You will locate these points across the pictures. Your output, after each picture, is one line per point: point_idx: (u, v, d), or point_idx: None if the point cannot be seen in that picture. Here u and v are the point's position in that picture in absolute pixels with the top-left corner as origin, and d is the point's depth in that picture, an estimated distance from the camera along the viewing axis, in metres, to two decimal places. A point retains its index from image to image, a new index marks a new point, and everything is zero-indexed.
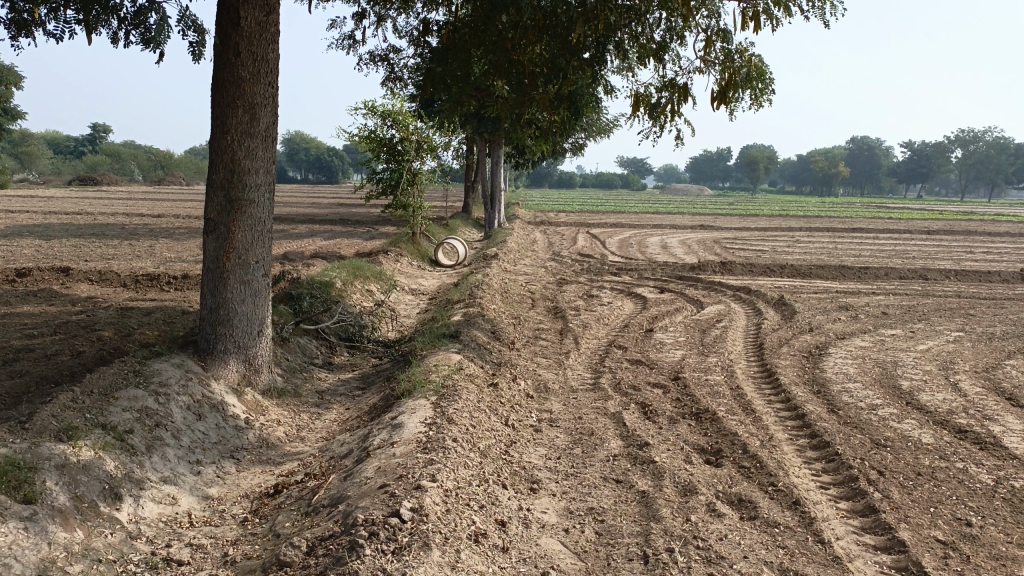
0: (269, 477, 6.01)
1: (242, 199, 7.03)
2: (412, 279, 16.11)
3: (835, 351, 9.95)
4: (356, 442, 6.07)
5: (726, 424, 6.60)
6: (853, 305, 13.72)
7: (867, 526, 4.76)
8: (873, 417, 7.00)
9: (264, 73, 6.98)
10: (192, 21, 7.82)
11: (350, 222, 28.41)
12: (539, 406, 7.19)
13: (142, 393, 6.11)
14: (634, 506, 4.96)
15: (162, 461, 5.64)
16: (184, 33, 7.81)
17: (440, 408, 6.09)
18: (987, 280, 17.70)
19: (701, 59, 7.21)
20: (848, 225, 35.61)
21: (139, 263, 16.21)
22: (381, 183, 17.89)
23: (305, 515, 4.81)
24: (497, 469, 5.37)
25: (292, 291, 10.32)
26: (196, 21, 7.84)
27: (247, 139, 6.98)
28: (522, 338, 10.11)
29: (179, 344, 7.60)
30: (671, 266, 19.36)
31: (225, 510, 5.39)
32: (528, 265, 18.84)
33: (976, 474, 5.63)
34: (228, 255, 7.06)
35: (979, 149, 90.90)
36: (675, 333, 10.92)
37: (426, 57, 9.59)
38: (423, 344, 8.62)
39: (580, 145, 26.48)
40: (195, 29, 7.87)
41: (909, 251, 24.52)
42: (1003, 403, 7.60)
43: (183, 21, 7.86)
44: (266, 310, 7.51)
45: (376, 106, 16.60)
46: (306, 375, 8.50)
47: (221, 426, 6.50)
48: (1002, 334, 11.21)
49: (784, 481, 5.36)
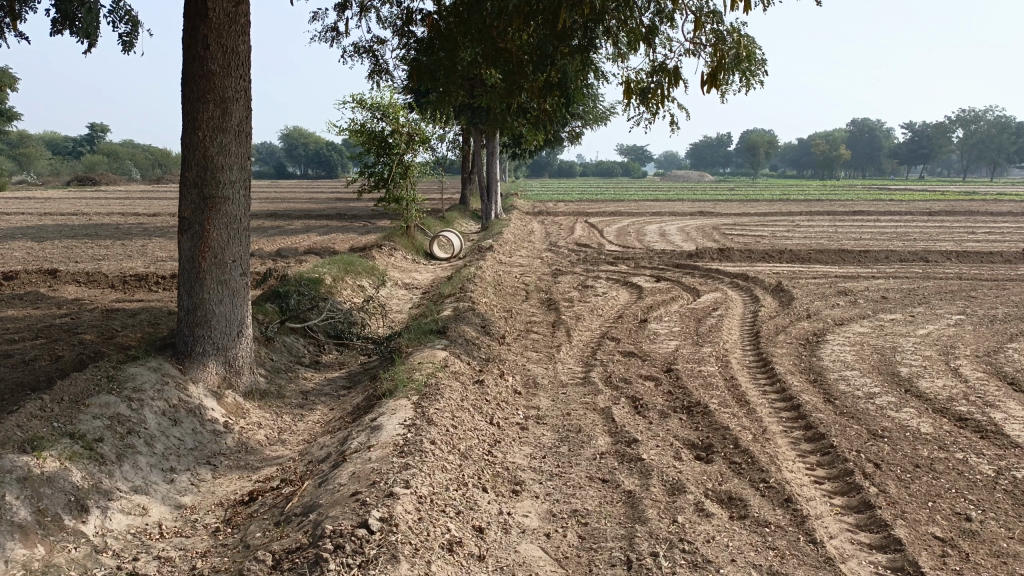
0: (245, 483, 5.82)
1: (216, 196, 6.82)
2: (405, 273, 15.89)
3: (833, 338, 9.73)
4: (335, 445, 5.89)
5: (719, 418, 6.40)
6: (852, 290, 13.46)
7: (862, 524, 4.57)
8: (871, 406, 6.79)
9: (235, 65, 6.76)
10: (126, 13, 7.78)
11: (346, 217, 28.13)
12: (526, 402, 7.00)
13: (114, 400, 5.92)
14: (619, 507, 4.76)
15: (132, 470, 5.46)
16: (117, 25, 7.77)
17: (420, 408, 5.90)
18: (988, 261, 17.43)
19: (691, 42, 6.92)
20: (849, 208, 35.32)
21: (129, 263, 15.97)
22: (373, 176, 17.63)
23: (276, 526, 4.63)
24: (477, 471, 5.17)
25: (279, 289, 10.04)
26: (129, 12, 7.81)
27: (220, 134, 6.76)
28: (513, 332, 9.89)
29: (157, 347, 7.39)
30: (669, 254, 19.13)
31: (197, 520, 5.21)
32: (524, 257, 18.59)
33: (977, 465, 5.42)
34: (203, 254, 6.85)
35: (981, 129, 90.17)
36: (670, 323, 10.71)
37: (411, 48, 9.36)
38: (409, 341, 8.43)
39: (577, 133, 26.12)
40: (128, 20, 7.82)
41: (909, 233, 24.23)
42: (1005, 388, 7.39)
43: (116, 12, 7.79)
44: (245, 311, 7.29)
45: (365, 98, 16.35)
46: (290, 375, 8.31)
47: (198, 431, 6.32)
48: (1004, 316, 11.00)
49: (776, 477, 5.15)
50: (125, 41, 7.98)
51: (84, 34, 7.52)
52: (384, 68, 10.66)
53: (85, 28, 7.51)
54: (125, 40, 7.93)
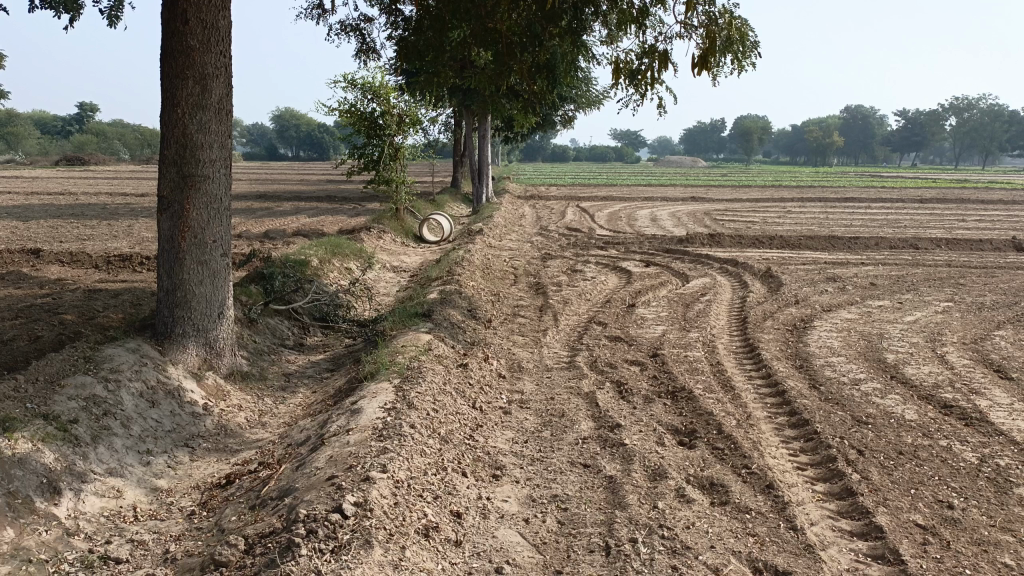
0: (224, 467, 5.75)
1: (195, 175, 6.69)
2: (394, 256, 15.80)
3: (821, 324, 9.70)
4: (315, 429, 5.82)
5: (703, 403, 6.35)
6: (841, 277, 13.44)
7: (843, 511, 4.53)
8: (856, 393, 6.76)
9: (216, 41, 6.61)
10: None
11: (336, 199, 27.91)
12: (510, 386, 6.94)
13: (91, 380, 5.83)
14: (600, 493, 4.71)
15: (108, 452, 5.37)
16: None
17: (402, 392, 5.82)
18: (978, 249, 17.44)
19: (681, 23, 6.78)
20: (840, 195, 35.36)
21: (114, 243, 15.79)
22: (362, 158, 17.42)
23: (252, 509, 4.57)
24: (458, 456, 5.11)
25: (264, 271, 9.84)
26: None
27: (200, 112, 6.63)
28: (500, 315, 9.82)
29: (137, 328, 7.28)
30: (659, 239, 19.07)
31: (173, 503, 5.14)
32: (514, 241, 18.49)
33: (961, 452, 5.39)
34: (183, 234, 6.73)
35: (973, 116, 90.29)
36: (658, 308, 10.66)
37: (399, 27, 9.17)
38: (394, 324, 8.35)
39: (570, 118, 25.93)
40: None
41: (900, 220, 24.22)
42: (991, 375, 7.38)
43: None
44: (226, 292, 7.18)
45: (355, 79, 16.15)
46: (273, 358, 8.21)
47: (177, 413, 6.23)
48: (992, 303, 10.99)
49: (758, 463, 5.11)
50: (111, 16, 7.84)
51: (63, 8, 7.55)
52: (371, 47, 10.45)
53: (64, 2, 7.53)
54: (108, 13, 7.78)
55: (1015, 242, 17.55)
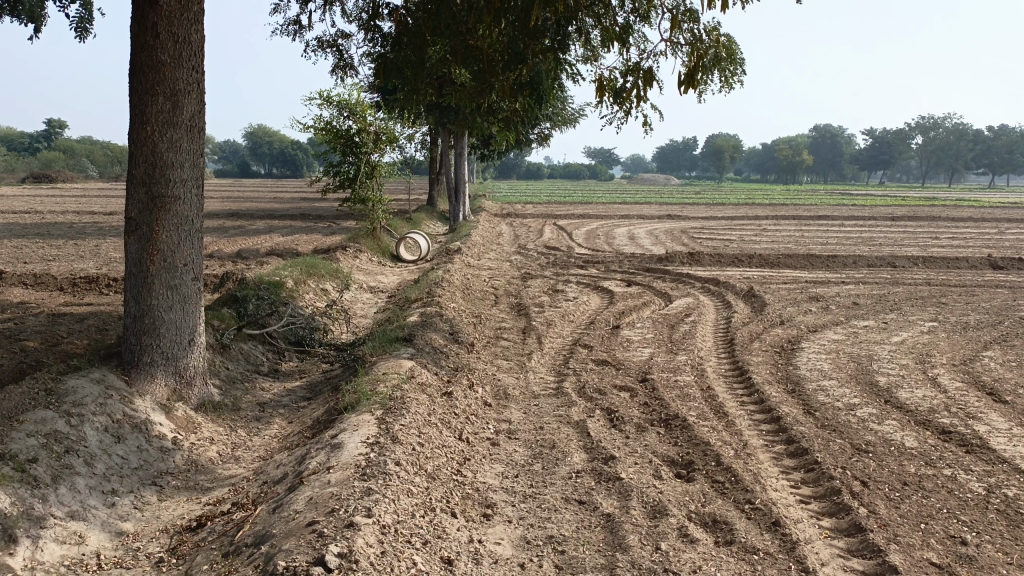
0: (194, 507, 5.40)
1: (165, 196, 6.37)
2: (371, 276, 15.48)
3: (808, 345, 9.55)
4: (292, 464, 5.50)
5: (698, 432, 6.12)
6: (823, 296, 13.38)
7: (853, 549, 4.32)
8: (852, 419, 6.58)
9: (188, 56, 6.33)
10: None
11: (310, 218, 27.47)
12: (497, 415, 6.67)
13: (51, 415, 5.45)
14: (599, 533, 4.45)
15: (70, 493, 5.00)
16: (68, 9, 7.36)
17: (385, 424, 5.52)
18: (954, 266, 17.52)
19: (667, 41, 6.60)
20: (813, 212, 35.63)
21: (81, 264, 15.26)
22: (338, 176, 17.10)
23: (225, 557, 4.24)
24: (446, 494, 4.82)
25: (237, 293, 9.47)
26: None
27: (170, 129, 6.32)
28: (482, 338, 9.55)
29: (102, 356, 6.90)
30: (639, 258, 18.94)
31: (140, 548, 4.79)
32: (492, 260, 18.25)
33: (966, 482, 5.21)
34: (152, 258, 6.39)
35: (939, 135, 92.13)
36: (643, 329, 10.46)
37: (378, 43, 8.89)
38: (373, 349, 8.03)
39: (546, 135, 25.84)
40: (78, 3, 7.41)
41: (875, 238, 24.37)
42: (985, 399, 7.24)
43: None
44: (197, 318, 6.84)
45: (331, 96, 15.89)
46: (247, 386, 7.86)
47: (144, 449, 5.87)
48: (976, 323, 10.95)
49: (761, 498, 4.88)
50: (81, 27, 7.56)
51: (27, 16, 7.55)
52: (349, 63, 10.19)
53: (27, 10, 7.54)
54: (78, 25, 7.50)
55: (990, 260, 17.67)
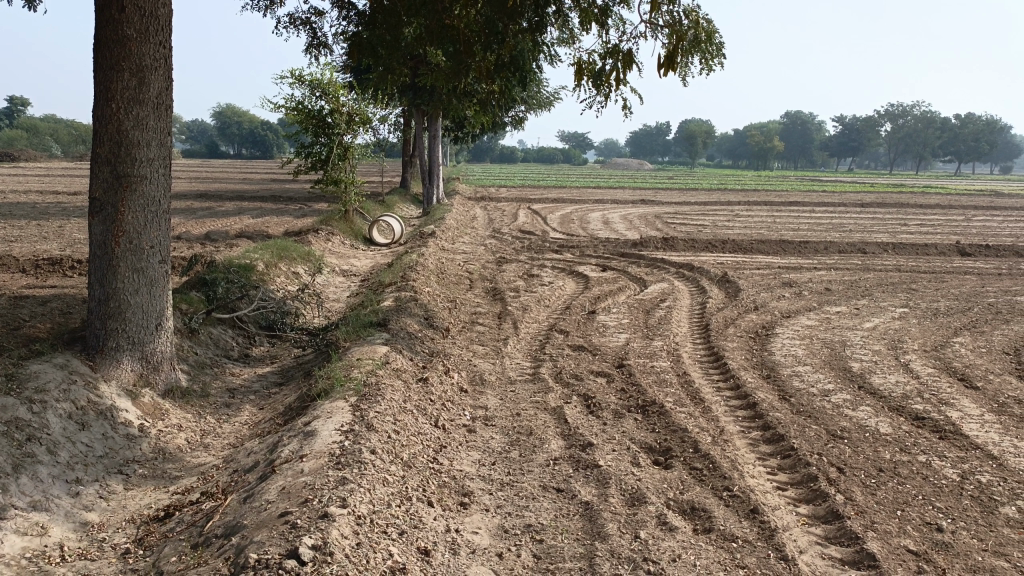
0: (162, 496, 5.25)
1: (131, 175, 6.16)
2: (343, 259, 15.27)
3: (783, 331, 9.59)
4: (264, 452, 5.38)
5: (675, 418, 6.10)
6: (796, 282, 13.46)
7: (831, 536, 4.32)
8: (828, 405, 6.60)
9: (154, 31, 6.10)
10: None
11: (281, 200, 27.05)
12: (473, 402, 6.59)
13: (13, 402, 5.25)
14: (577, 521, 4.40)
15: (32, 483, 4.83)
16: None
17: (359, 411, 5.42)
18: (923, 253, 17.74)
19: (647, 23, 6.48)
20: (785, 199, 35.91)
21: (44, 245, 14.85)
22: (310, 157, 16.80)
23: (194, 549, 4.12)
24: (422, 483, 4.74)
25: (206, 276, 9.24)
26: None
27: (136, 107, 6.10)
28: (457, 323, 9.45)
29: (65, 341, 6.68)
30: (613, 242, 18.92)
31: (105, 539, 4.65)
32: (466, 243, 18.12)
33: (941, 468, 5.25)
34: (117, 239, 6.19)
35: (908, 123, 93.29)
36: (619, 315, 10.43)
37: (352, 22, 8.66)
38: (347, 334, 7.89)
39: (521, 118, 25.66)
40: None
41: (846, 224, 24.60)
42: (957, 385, 7.31)
43: None
44: (165, 301, 6.65)
45: (303, 75, 15.57)
46: (216, 371, 7.68)
47: (109, 436, 5.70)
48: (946, 309, 11.08)
49: (739, 485, 4.87)
50: None
51: None
52: (323, 42, 9.96)
53: None
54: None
55: (958, 247, 17.92)
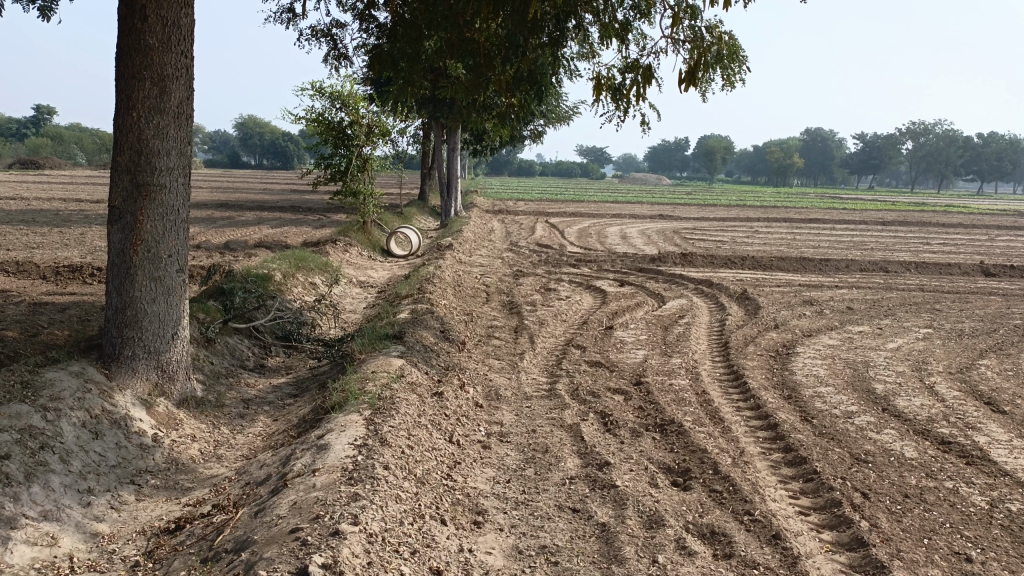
0: (173, 508, 5.20)
1: (150, 184, 6.16)
2: (361, 271, 15.27)
3: (804, 350, 9.43)
4: (276, 465, 5.32)
5: (695, 438, 5.97)
6: (817, 300, 13.28)
7: (856, 564, 4.18)
8: (851, 427, 6.45)
9: (176, 41, 6.11)
10: None
11: (300, 210, 27.17)
12: (488, 417, 6.51)
13: (27, 409, 5.22)
14: (593, 543, 4.29)
15: (43, 492, 4.80)
16: None
17: (373, 426, 5.35)
18: (946, 272, 17.47)
19: (668, 38, 6.42)
20: (805, 215, 35.62)
21: (65, 252, 14.97)
22: (329, 168, 16.84)
23: (204, 563, 4.06)
24: (436, 500, 4.66)
25: (223, 286, 9.23)
26: None
27: (156, 116, 6.11)
28: (473, 337, 9.38)
29: (82, 348, 6.67)
30: (631, 257, 18.80)
31: (115, 551, 4.60)
32: (483, 256, 18.08)
33: (969, 496, 5.09)
34: (135, 248, 6.18)
35: (930, 141, 92.47)
36: (636, 331, 10.31)
37: (372, 34, 8.66)
38: (362, 346, 7.84)
39: (539, 132, 25.66)
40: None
41: (867, 242, 24.33)
42: (983, 409, 7.13)
43: None
44: (182, 310, 6.63)
45: (323, 87, 15.63)
46: (231, 381, 7.66)
47: (123, 446, 5.67)
48: (971, 330, 10.87)
49: (761, 509, 4.74)
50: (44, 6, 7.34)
51: None
52: (343, 53, 9.98)
53: None
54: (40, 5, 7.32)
55: (983, 267, 17.64)
